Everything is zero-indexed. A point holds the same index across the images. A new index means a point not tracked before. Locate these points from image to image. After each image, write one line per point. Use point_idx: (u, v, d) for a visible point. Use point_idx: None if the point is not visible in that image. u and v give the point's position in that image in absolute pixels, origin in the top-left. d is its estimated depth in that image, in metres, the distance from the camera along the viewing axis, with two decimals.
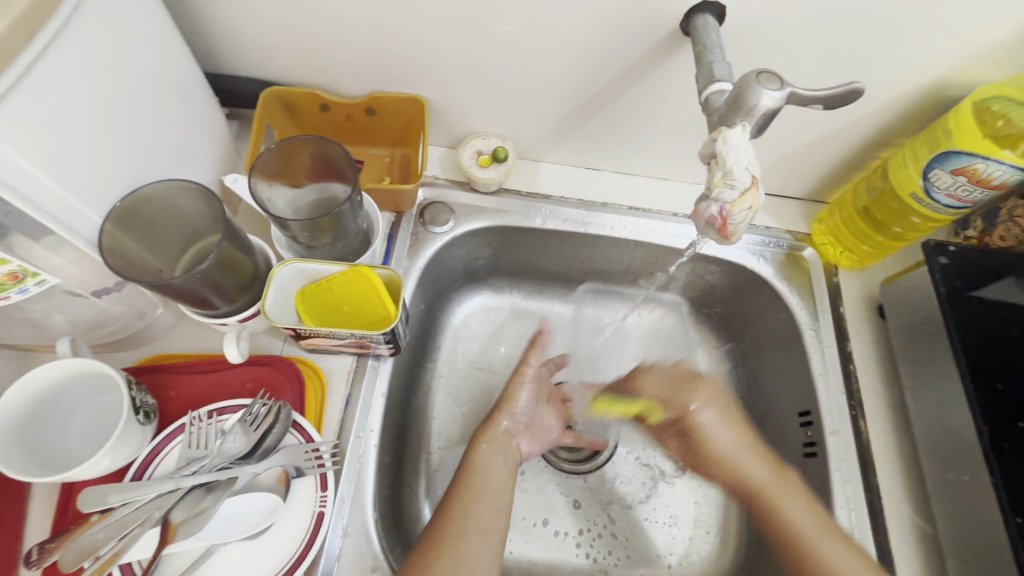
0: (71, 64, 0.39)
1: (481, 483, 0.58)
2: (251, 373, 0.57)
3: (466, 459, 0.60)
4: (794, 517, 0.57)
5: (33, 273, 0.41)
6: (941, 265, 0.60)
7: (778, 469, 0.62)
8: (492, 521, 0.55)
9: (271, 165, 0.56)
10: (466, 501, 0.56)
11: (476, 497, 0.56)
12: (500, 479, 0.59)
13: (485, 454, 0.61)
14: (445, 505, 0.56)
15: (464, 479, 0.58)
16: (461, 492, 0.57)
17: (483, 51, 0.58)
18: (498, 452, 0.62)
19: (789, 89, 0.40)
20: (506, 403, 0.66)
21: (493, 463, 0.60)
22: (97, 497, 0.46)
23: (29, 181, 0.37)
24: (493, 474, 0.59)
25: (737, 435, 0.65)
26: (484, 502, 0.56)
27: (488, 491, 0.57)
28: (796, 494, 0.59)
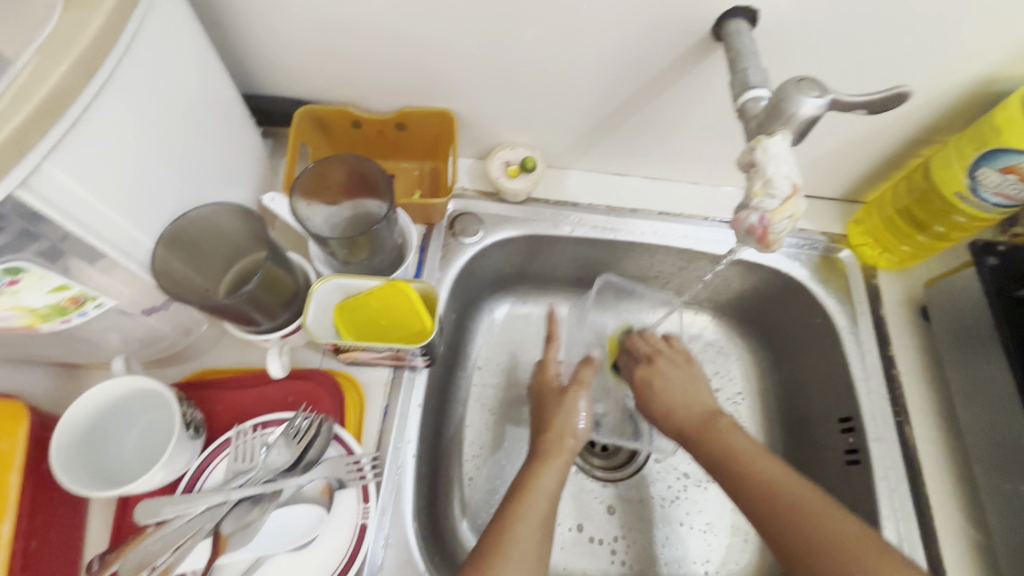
0: (126, 96, 0.40)
1: (533, 506, 0.55)
2: (292, 387, 0.58)
3: (519, 482, 0.58)
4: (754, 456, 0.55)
5: (92, 296, 0.43)
6: (990, 266, 0.58)
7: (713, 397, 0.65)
8: (537, 546, 0.52)
9: (307, 183, 0.57)
10: (517, 523, 0.53)
11: (522, 517, 0.54)
12: (550, 495, 0.56)
13: (543, 478, 0.57)
14: (494, 525, 0.54)
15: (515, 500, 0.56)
16: (511, 514, 0.54)
17: (512, 64, 0.59)
18: (554, 471, 0.58)
19: (830, 96, 0.40)
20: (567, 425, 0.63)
21: (550, 485, 0.57)
22: (151, 509, 0.47)
23: (91, 213, 0.39)
24: (544, 499, 0.56)
25: (687, 377, 0.67)
26: (530, 523, 0.53)
27: (538, 514, 0.54)
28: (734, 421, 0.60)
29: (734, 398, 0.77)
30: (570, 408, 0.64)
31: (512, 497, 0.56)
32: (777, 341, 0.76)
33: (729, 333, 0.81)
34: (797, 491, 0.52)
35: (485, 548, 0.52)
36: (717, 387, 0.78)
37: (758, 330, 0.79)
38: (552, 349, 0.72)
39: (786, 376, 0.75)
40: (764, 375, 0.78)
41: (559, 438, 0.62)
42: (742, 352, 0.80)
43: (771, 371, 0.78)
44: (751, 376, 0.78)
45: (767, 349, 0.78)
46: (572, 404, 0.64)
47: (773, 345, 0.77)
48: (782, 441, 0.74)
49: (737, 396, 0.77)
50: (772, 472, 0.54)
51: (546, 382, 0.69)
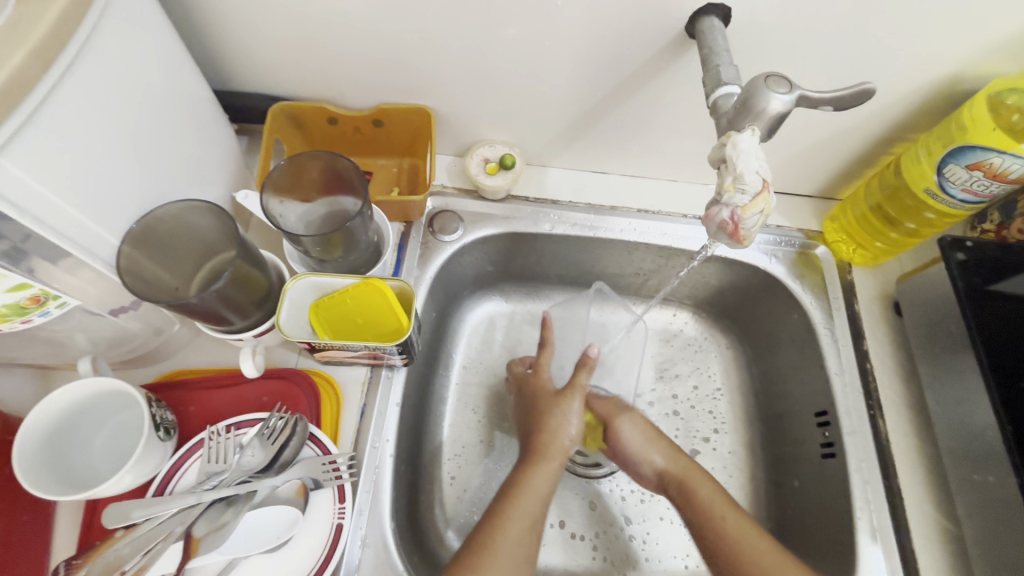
0: (88, 90, 0.39)
1: (523, 499, 0.56)
2: (267, 386, 0.57)
3: (509, 480, 0.58)
4: (729, 523, 0.56)
5: (54, 296, 0.42)
6: (959, 261, 0.59)
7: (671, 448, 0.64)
8: (526, 534, 0.54)
9: (281, 180, 0.57)
10: (500, 521, 0.54)
11: (508, 518, 0.54)
12: (542, 492, 0.57)
13: (535, 477, 0.58)
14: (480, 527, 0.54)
15: (503, 499, 0.56)
16: (496, 515, 0.55)
17: (487, 61, 0.59)
18: (546, 470, 0.59)
19: (798, 92, 0.40)
20: (557, 426, 0.62)
21: (539, 482, 0.57)
22: (121, 513, 0.46)
23: (52, 210, 0.38)
24: (535, 494, 0.57)
25: (645, 431, 0.65)
26: (518, 522, 0.54)
27: (529, 514, 0.55)
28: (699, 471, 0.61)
29: (714, 394, 0.78)
30: (565, 410, 0.63)
31: (503, 496, 0.57)
32: (755, 337, 0.77)
33: (710, 330, 0.81)
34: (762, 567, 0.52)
35: (468, 547, 0.53)
36: (697, 383, 0.78)
37: (737, 326, 0.79)
38: (546, 353, 0.69)
39: (764, 371, 0.76)
40: (743, 371, 0.79)
41: (550, 438, 0.61)
42: (722, 348, 0.81)
43: (750, 367, 0.78)
44: (730, 372, 0.79)
45: (746, 345, 0.79)
46: (560, 406, 0.63)
47: (752, 341, 0.78)
48: (760, 436, 0.75)
49: (717, 392, 0.78)
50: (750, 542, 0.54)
51: (540, 383, 0.67)
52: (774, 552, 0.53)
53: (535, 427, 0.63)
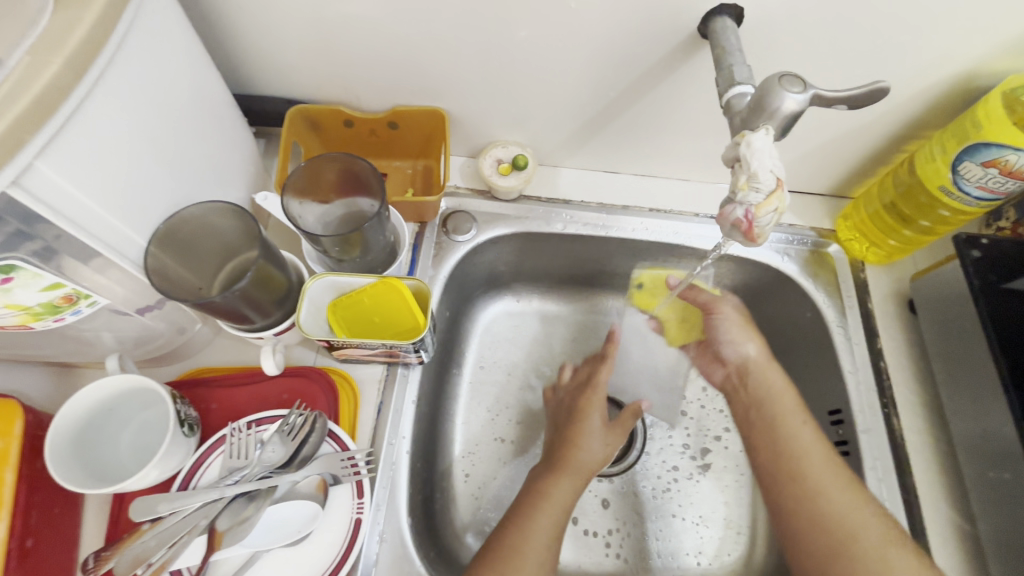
0: (119, 95, 0.41)
1: (547, 508, 0.57)
2: (287, 385, 0.58)
3: (535, 488, 0.59)
4: (797, 433, 0.58)
5: (84, 294, 0.43)
6: (973, 258, 0.59)
7: (768, 354, 0.67)
8: (552, 537, 0.55)
9: (300, 182, 0.58)
10: (519, 524, 0.55)
11: (532, 524, 0.55)
12: (564, 500, 0.58)
13: (560, 487, 0.58)
14: (503, 531, 0.56)
15: (529, 506, 0.57)
16: (519, 519, 0.56)
17: (502, 63, 0.59)
18: (570, 477, 0.59)
19: (812, 91, 0.40)
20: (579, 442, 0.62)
21: (563, 489, 0.58)
22: (146, 507, 0.48)
23: (84, 212, 0.39)
24: (557, 502, 0.57)
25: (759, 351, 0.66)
26: (542, 529, 0.55)
27: (552, 520, 0.56)
28: (777, 371, 0.65)
29: None
30: (592, 430, 0.63)
31: (531, 501, 0.58)
32: (767, 336, 0.77)
33: None
34: (834, 507, 0.53)
35: (489, 550, 0.54)
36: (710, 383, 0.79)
37: None
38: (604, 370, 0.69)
39: None
40: None
41: (580, 450, 0.62)
42: None
43: None
44: None
45: None
46: (593, 417, 0.65)
47: (765, 339, 0.78)
48: None
49: None
50: (806, 449, 0.57)
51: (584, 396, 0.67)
52: (845, 491, 0.53)
53: (565, 434, 0.64)
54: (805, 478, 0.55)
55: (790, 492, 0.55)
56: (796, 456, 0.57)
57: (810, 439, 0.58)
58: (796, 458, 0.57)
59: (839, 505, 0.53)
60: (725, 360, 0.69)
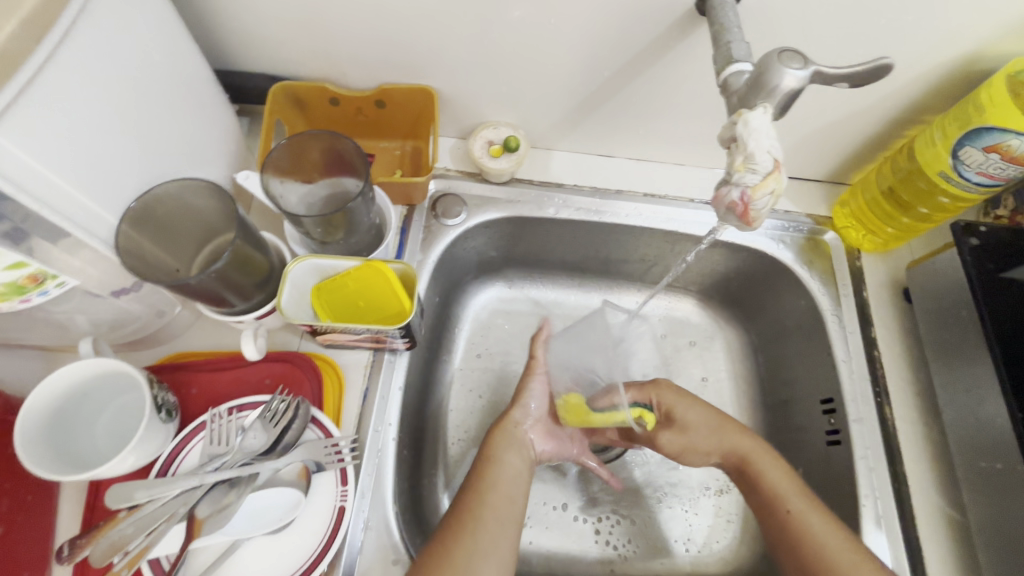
0: (84, 64, 0.39)
1: (502, 477, 0.58)
2: (270, 369, 0.57)
3: (481, 455, 0.61)
4: (799, 517, 0.54)
5: (53, 275, 0.41)
6: (971, 246, 0.58)
7: (733, 424, 0.61)
8: (508, 502, 0.56)
9: (281, 161, 0.56)
10: (478, 488, 0.56)
11: (493, 488, 0.56)
12: (519, 474, 0.59)
13: (506, 455, 0.60)
14: (461, 499, 0.56)
15: (477, 473, 0.58)
16: (476, 484, 0.57)
17: (492, 40, 0.57)
18: (513, 444, 0.61)
19: (813, 68, 0.39)
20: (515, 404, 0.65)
21: (508, 456, 0.60)
22: (123, 494, 0.47)
23: (49, 186, 0.37)
24: (508, 468, 0.59)
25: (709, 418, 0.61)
26: (500, 494, 0.56)
27: (503, 482, 0.57)
28: (768, 453, 0.59)
29: (718, 382, 0.77)
30: (525, 398, 0.65)
31: (478, 467, 0.59)
32: (761, 324, 0.76)
33: (716, 316, 0.81)
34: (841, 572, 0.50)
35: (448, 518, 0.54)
36: (702, 372, 0.78)
37: (742, 313, 0.79)
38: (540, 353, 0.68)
39: (769, 359, 0.75)
40: (749, 358, 0.78)
41: (514, 413, 0.64)
42: (726, 335, 0.80)
43: (756, 354, 0.78)
44: (735, 359, 0.79)
45: (751, 332, 0.78)
46: (531, 383, 0.66)
47: (758, 328, 0.77)
48: (764, 423, 0.74)
49: (721, 380, 0.77)
50: (816, 531, 0.53)
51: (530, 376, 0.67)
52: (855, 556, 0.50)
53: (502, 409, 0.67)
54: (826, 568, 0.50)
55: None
56: (814, 545, 0.52)
57: (824, 523, 0.53)
58: (803, 538, 0.53)
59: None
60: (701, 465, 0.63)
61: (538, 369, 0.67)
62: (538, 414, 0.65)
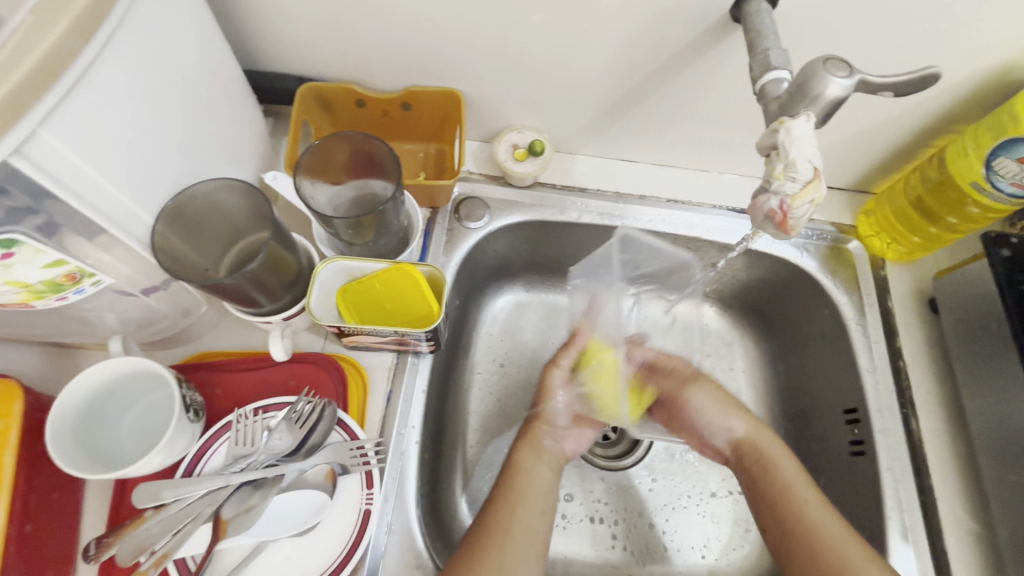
0: (126, 62, 0.39)
1: (531, 487, 0.58)
2: (294, 370, 0.57)
3: (509, 462, 0.61)
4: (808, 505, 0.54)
5: (89, 273, 0.42)
6: (1003, 258, 0.57)
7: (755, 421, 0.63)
8: (539, 516, 0.56)
9: (311, 163, 0.56)
10: (509, 498, 0.56)
11: (522, 499, 0.56)
12: (545, 487, 0.59)
13: (540, 470, 0.60)
14: (488, 505, 0.56)
15: (505, 481, 0.58)
16: (503, 493, 0.57)
17: (522, 45, 0.57)
18: (542, 456, 0.61)
19: (859, 76, 0.39)
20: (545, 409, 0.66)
21: (537, 466, 0.60)
22: (151, 493, 0.47)
23: (91, 186, 0.38)
24: (537, 478, 0.59)
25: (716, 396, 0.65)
26: (529, 506, 0.56)
27: (531, 493, 0.57)
28: (789, 458, 0.59)
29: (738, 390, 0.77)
30: (551, 415, 0.65)
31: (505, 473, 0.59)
32: (782, 333, 0.76)
33: (735, 324, 0.80)
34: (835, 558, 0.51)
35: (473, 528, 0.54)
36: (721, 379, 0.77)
37: (762, 321, 0.78)
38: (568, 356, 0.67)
39: (790, 368, 0.75)
40: (768, 367, 0.77)
41: (541, 426, 0.64)
42: (746, 343, 0.79)
43: (775, 362, 0.77)
44: (755, 367, 0.78)
45: (772, 341, 0.77)
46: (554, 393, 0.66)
47: (778, 335, 0.77)
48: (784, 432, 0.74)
49: (741, 387, 0.77)
50: (795, 484, 0.57)
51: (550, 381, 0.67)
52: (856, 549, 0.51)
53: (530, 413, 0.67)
54: (799, 515, 0.54)
55: (794, 530, 0.54)
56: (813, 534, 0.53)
57: (827, 512, 0.54)
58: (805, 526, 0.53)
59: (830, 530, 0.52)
60: (712, 439, 0.64)
61: (558, 375, 0.67)
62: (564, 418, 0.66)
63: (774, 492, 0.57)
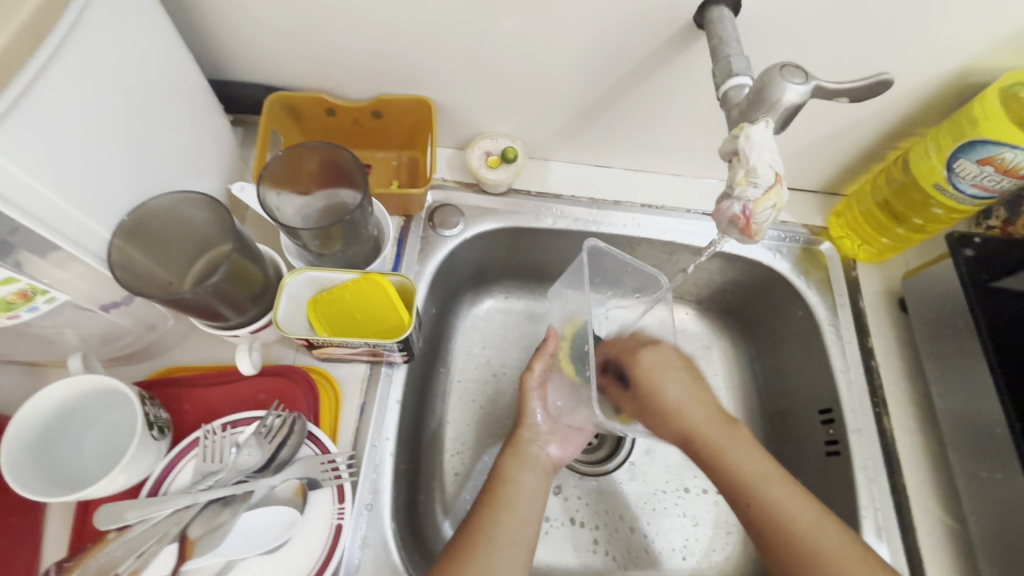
0: (77, 74, 0.38)
1: (516, 497, 0.58)
2: (264, 384, 0.56)
3: (496, 472, 0.61)
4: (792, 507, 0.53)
5: (42, 290, 0.41)
6: (967, 257, 0.58)
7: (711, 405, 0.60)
8: (528, 528, 0.56)
9: (278, 173, 0.55)
10: (491, 512, 0.55)
11: (507, 509, 0.56)
12: (533, 495, 0.59)
13: (526, 478, 0.60)
14: (470, 519, 0.56)
15: (488, 492, 0.58)
16: (486, 504, 0.56)
17: (490, 52, 0.57)
18: (528, 464, 0.61)
19: (814, 83, 0.39)
20: (524, 416, 0.66)
21: (523, 475, 0.60)
22: (114, 515, 0.45)
23: (39, 201, 0.37)
24: (525, 488, 0.59)
25: (682, 373, 0.62)
26: (513, 516, 0.56)
27: (518, 503, 0.57)
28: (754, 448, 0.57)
29: (718, 392, 0.77)
30: (530, 418, 0.65)
31: (490, 484, 0.59)
32: (759, 335, 0.76)
33: (714, 327, 0.80)
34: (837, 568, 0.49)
35: (453, 543, 0.53)
36: None
37: (739, 323, 0.79)
38: (540, 363, 0.68)
39: (767, 369, 0.75)
40: (746, 369, 0.78)
41: (523, 432, 0.64)
42: (725, 345, 0.79)
43: (752, 364, 0.78)
44: (733, 369, 0.78)
45: (749, 343, 0.78)
46: (531, 402, 0.66)
47: (755, 337, 0.77)
48: (764, 433, 0.74)
49: (720, 389, 0.77)
50: (763, 473, 0.55)
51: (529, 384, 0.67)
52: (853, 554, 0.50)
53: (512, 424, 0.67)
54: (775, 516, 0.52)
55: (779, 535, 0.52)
56: (803, 539, 0.51)
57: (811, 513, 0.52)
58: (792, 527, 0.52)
59: (804, 521, 0.52)
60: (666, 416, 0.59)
61: (534, 380, 0.67)
62: (544, 430, 0.65)
63: (746, 492, 0.54)
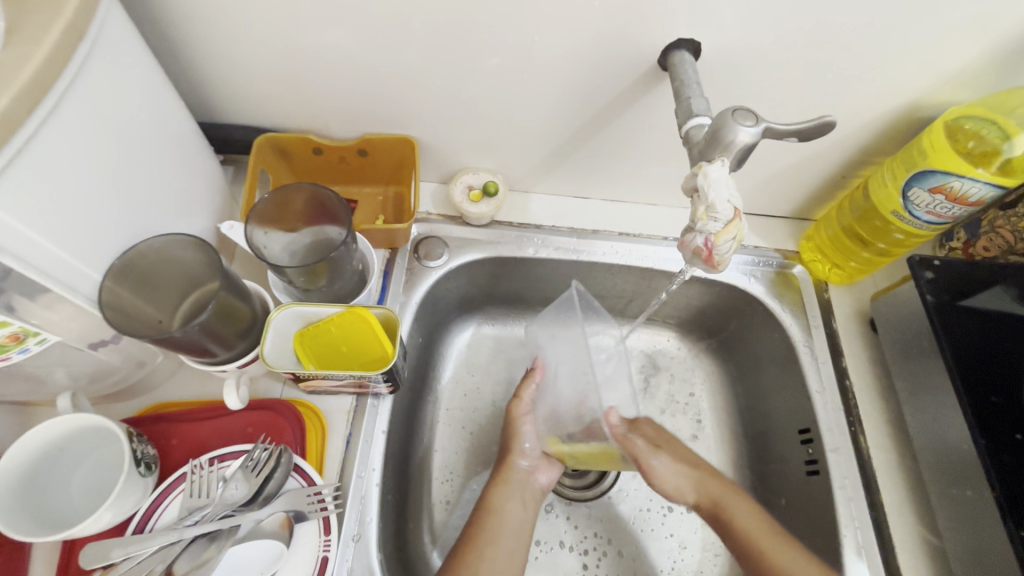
0: (71, 128, 0.40)
1: (502, 528, 0.59)
2: (251, 417, 0.57)
3: (482, 503, 0.61)
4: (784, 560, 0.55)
5: (33, 332, 0.42)
6: (927, 280, 0.61)
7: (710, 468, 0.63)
8: (512, 556, 0.57)
9: (266, 213, 0.58)
10: (474, 546, 0.57)
11: (492, 542, 0.57)
12: (519, 525, 0.60)
13: (511, 505, 0.61)
14: (458, 548, 0.57)
15: (474, 524, 0.59)
16: (473, 535, 0.58)
17: (469, 93, 0.60)
18: (515, 492, 0.62)
19: (764, 125, 0.42)
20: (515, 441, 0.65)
21: (508, 504, 0.61)
22: (98, 554, 0.46)
23: (33, 248, 0.38)
24: (509, 517, 0.60)
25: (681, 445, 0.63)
26: (499, 548, 0.57)
27: (502, 534, 0.58)
28: (744, 501, 0.60)
29: (701, 414, 0.78)
30: (520, 440, 0.65)
31: (478, 515, 0.60)
32: (739, 357, 0.78)
33: (695, 349, 0.82)
34: None
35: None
36: (683, 403, 0.79)
37: (720, 345, 0.80)
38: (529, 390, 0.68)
39: (747, 390, 0.77)
40: (728, 390, 0.79)
41: (513, 457, 0.64)
42: (707, 367, 0.81)
43: (734, 385, 0.79)
44: (715, 390, 0.80)
45: (730, 364, 0.80)
46: (522, 427, 0.66)
47: (735, 359, 0.79)
48: (747, 454, 0.75)
49: (703, 411, 0.79)
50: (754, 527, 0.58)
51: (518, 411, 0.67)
52: None
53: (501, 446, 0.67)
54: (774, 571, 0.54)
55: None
56: None
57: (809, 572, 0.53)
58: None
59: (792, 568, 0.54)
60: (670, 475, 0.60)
61: (523, 408, 0.67)
62: (535, 453, 0.65)
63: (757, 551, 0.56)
